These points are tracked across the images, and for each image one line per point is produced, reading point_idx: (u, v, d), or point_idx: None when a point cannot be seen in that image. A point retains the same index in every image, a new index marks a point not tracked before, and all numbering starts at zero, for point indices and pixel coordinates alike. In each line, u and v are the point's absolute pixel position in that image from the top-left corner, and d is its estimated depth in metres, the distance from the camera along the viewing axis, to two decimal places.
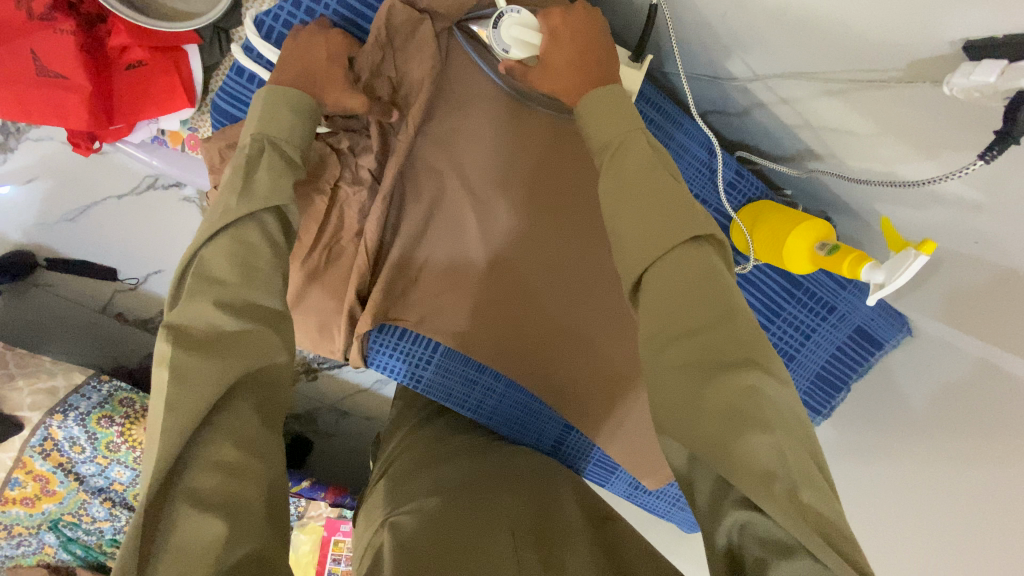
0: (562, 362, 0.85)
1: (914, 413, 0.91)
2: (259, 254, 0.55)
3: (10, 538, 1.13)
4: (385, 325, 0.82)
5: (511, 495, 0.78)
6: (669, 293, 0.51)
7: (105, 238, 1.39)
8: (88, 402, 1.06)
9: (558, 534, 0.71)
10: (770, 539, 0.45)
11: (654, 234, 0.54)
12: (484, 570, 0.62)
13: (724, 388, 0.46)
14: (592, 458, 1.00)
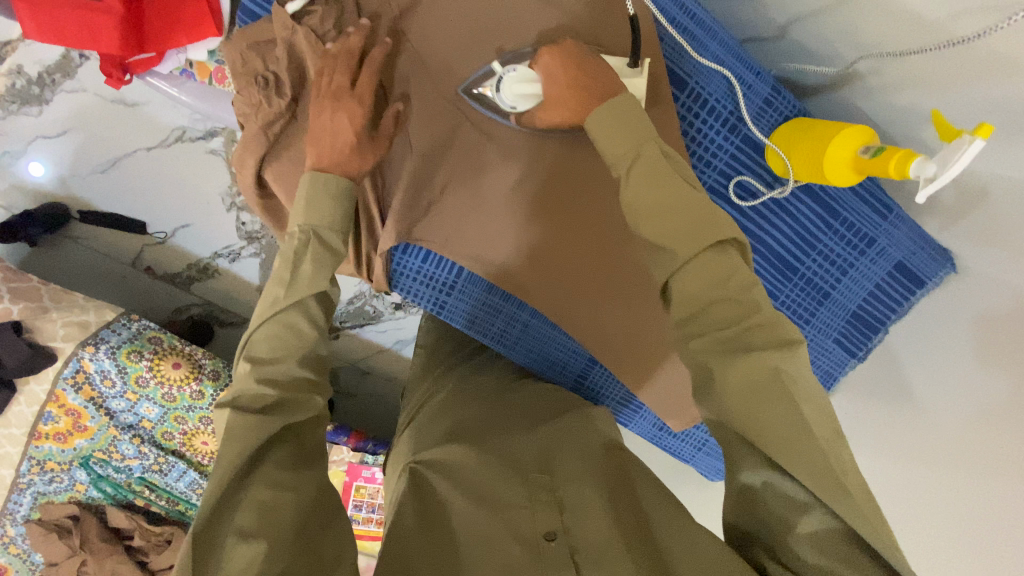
0: (587, 289, 0.83)
1: (951, 369, 0.86)
2: (304, 341, 0.61)
3: (43, 473, 1.17)
4: (409, 244, 0.81)
5: (528, 434, 0.77)
6: (697, 300, 0.55)
7: (136, 191, 1.42)
8: (119, 336, 1.07)
9: (575, 472, 0.69)
10: (791, 499, 0.52)
11: (682, 237, 0.56)
12: (498, 523, 0.63)
13: (747, 365, 0.52)
14: (616, 395, 0.98)
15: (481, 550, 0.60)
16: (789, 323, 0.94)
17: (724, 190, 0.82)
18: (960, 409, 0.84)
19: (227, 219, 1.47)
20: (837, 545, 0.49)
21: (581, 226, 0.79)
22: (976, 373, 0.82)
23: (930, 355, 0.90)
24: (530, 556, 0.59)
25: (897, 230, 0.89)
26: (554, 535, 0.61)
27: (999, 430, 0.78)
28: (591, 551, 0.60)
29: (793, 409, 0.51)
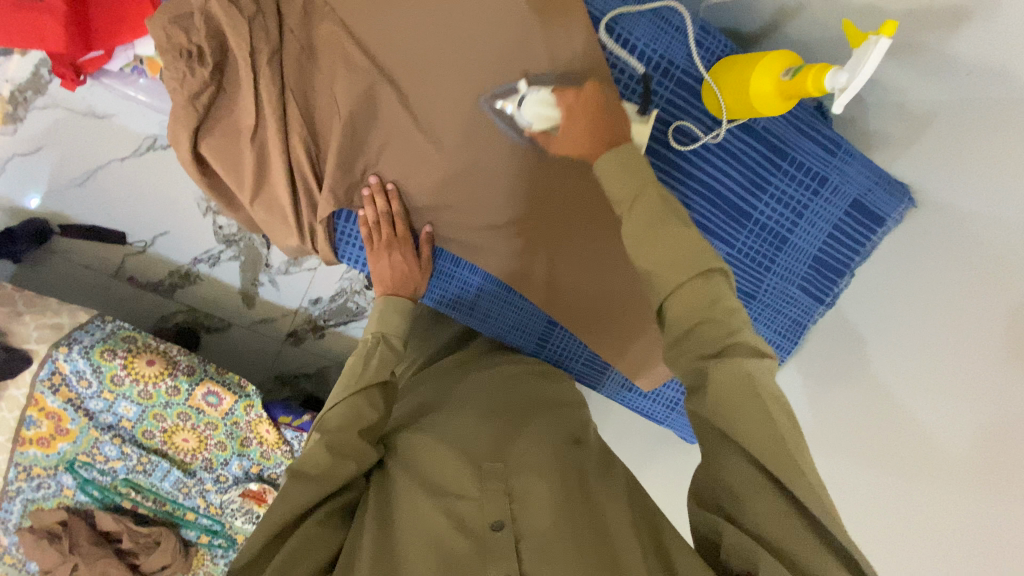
0: (535, 247, 0.84)
1: (915, 335, 0.83)
2: (365, 416, 0.72)
3: (30, 479, 1.18)
4: (347, 210, 0.81)
5: (485, 422, 0.78)
6: (686, 321, 0.56)
7: (112, 201, 1.44)
8: (92, 336, 1.09)
9: (526, 461, 0.70)
10: (752, 489, 0.52)
11: (670, 266, 0.57)
12: (447, 513, 0.65)
13: (730, 374, 0.53)
14: (581, 358, 0.97)
15: (421, 545, 0.62)
16: (749, 270, 0.93)
17: (663, 136, 0.82)
18: (922, 382, 0.80)
19: (204, 224, 1.49)
20: (790, 528, 0.50)
21: (521, 182, 0.78)
22: (939, 347, 0.78)
23: (894, 321, 0.87)
24: (473, 548, 0.62)
25: (848, 167, 0.88)
26: (500, 525, 0.63)
27: (959, 402, 0.74)
28: (536, 539, 0.62)
29: (766, 410, 0.52)
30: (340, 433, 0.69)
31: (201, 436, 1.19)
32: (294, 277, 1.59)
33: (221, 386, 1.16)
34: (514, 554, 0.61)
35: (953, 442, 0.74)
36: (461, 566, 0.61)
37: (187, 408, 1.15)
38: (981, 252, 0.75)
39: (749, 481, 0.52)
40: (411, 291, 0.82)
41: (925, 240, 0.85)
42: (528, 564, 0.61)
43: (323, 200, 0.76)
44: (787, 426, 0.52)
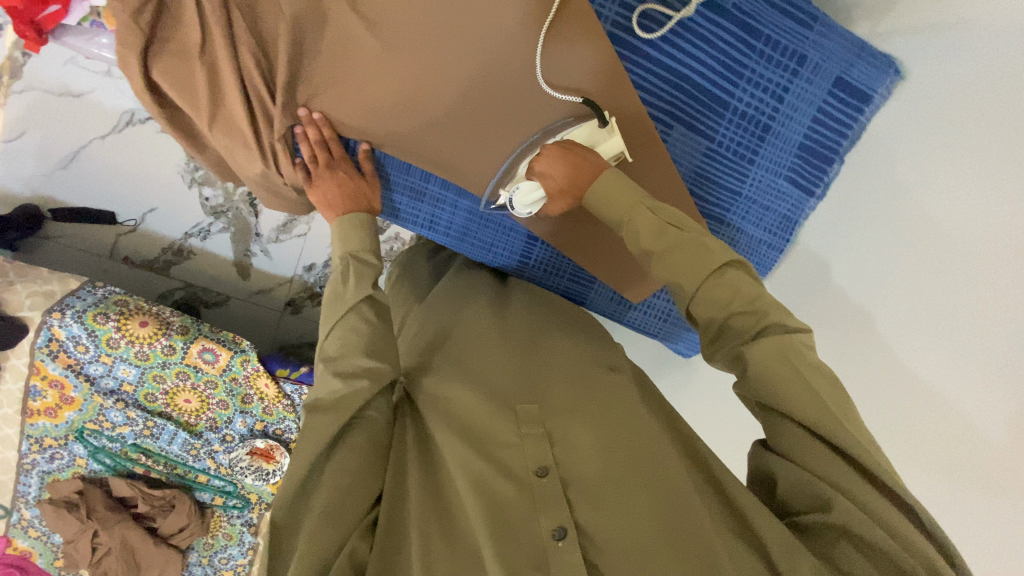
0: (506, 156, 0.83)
1: (909, 283, 0.82)
2: (362, 336, 0.73)
3: (43, 451, 1.20)
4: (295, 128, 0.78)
5: (509, 359, 0.79)
6: (715, 318, 0.65)
7: (100, 182, 1.45)
8: (84, 301, 1.10)
9: (558, 403, 0.74)
10: (804, 448, 0.61)
11: (690, 266, 0.66)
12: (492, 458, 0.68)
13: (762, 353, 0.62)
14: (567, 272, 0.98)
15: (467, 486, 0.65)
16: (733, 164, 0.90)
17: (629, 22, 0.78)
18: (919, 335, 0.80)
19: (190, 196, 1.50)
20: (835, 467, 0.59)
21: (482, 79, 0.76)
22: (939, 301, 0.78)
23: (883, 273, 0.86)
24: (520, 491, 0.65)
25: (829, 42, 0.84)
26: (545, 471, 0.67)
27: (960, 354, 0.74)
28: (585, 484, 0.66)
29: (799, 376, 0.60)
30: (344, 359, 0.71)
31: (202, 396, 1.20)
32: (286, 244, 1.59)
33: (216, 343, 1.17)
34: (563, 502, 0.64)
35: (966, 407, 0.73)
36: (511, 506, 0.64)
37: (185, 366, 1.16)
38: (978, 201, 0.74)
39: (798, 442, 0.61)
40: (366, 204, 0.82)
41: (905, 181, 0.84)
42: (582, 515, 0.64)
43: (277, 113, 0.74)
44: (829, 392, 0.60)
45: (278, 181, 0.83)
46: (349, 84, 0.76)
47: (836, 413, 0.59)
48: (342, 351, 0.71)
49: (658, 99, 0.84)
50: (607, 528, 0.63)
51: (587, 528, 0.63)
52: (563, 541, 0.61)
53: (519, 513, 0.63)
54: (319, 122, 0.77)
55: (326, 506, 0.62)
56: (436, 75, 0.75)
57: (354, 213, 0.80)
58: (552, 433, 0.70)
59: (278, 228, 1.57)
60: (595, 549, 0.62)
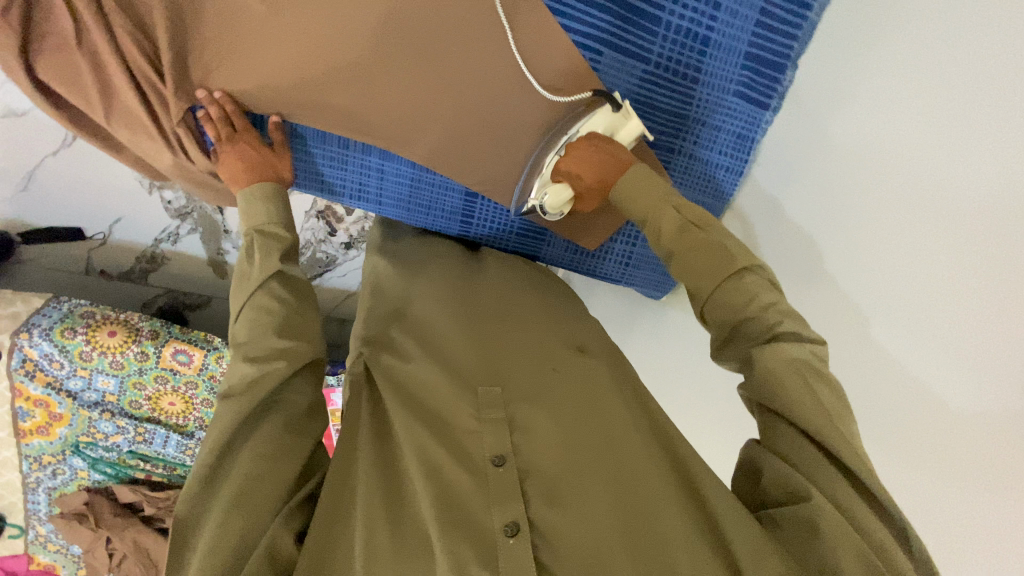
0: (430, 112, 0.78)
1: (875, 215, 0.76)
2: (273, 315, 0.70)
3: (44, 468, 1.23)
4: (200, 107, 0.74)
5: (474, 338, 0.76)
6: (730, 319, 0.66)
7: (62, 199, 1.42)
8: (50, 319, 1.11)
9: (526, 389, 0.70)
10: (805, 457, 0.59)
11: (703, 271, 0.67)
12: (449, 448, 0.64)
13: (773, 357, 0.62)
14: (512, 227, 0.93)
15: (420, 477, 0.62)
16: (674, 87, 0.84)
17: None
18: (879, 274, 0.75)
19: (152, 201, 1.46)
20: (829, 477, 0.57)
21: (384, 29, 0.70)
22: (904, 239, 0.72)
23: (843, 206, 0.80)
24: (474, 481, 0.61)
25: None
26: (502, 460, 0.62)
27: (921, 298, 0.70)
28: (543, 478, 0.62)
29: (808, 387, 0.59)
30: (254, 341, 0.68)
31: (185, 397, 1.21)
32: None
33: (187, 343, 1.17)
34: (518, 493, 0.60)
35: (909, 356, 0.71)
36: (465, 500, 0.60)
37: (161, 370, 1.17)
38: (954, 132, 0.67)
39: (796, 448, 0.60)
40: (275, 176, 0.77)
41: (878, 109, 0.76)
42: (536, 511, 0.60)
43: (171, 95, 0.70)
44: (834, 402, 0.59)
45: (193, 171, 0.80)
46: (244, 55, 0.71)
47: (840, 424, 0.58)
48: (252, 333, 0.68)
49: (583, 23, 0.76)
50: (563, 522, 0.59)
51: (542, 522, 0.59)
52: (514, 538, 0.57)
53: (472, 505, 0.60)
54: (222, 100, 0.73)
55: (238, 490, 0.61)
56: (332, 32, 0.70)
57: (264, 186, 0.75)
58: (514, 420, 0.66)
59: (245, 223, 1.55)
60: (548, 547, 0.58)
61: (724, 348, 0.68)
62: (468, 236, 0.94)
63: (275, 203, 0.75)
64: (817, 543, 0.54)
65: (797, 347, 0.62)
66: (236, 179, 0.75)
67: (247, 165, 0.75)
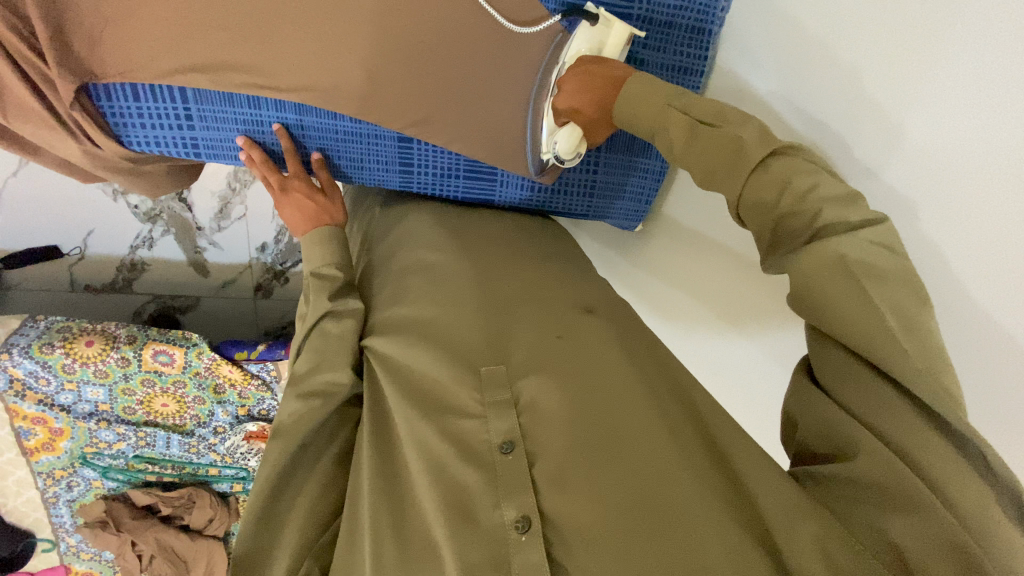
0: (351, 58, 0.70)
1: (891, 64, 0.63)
2: (331, 352, 0.65)
3: (59, 482, 1.26)
4: (100, 86, 0.70)
5: (468, 308, 0.67)
6: (766, 211, 0.53)
7: (31, 218, 1.40)
8: (28, 336, 1.10)
9: (532, 359, 0.61)
10: (872, 394, 0.47)
11: (724, 164, 0.55)
12: (447, 440, 0.55)
13: (817, 258, 0.49)
14: (460, 170, 0.86)
15: (424, 477, 0.54)
16: None
17: None
18: (910, 160, 0.62)
19: (119, 209, 1.44)
20: (907, 424, 0.45)
21: None
22: (926, 97, 0.60)
23: (845, 67, 0.68)
24: (483, 476, 0.53)
25: None
26: (511, 446, 0.54)
27: (942, 164, 0.59)
28: (553, 462, 0.52)
29: (863, 291, 0.47)
30: (307, 376, 0.63)
31: (178, 397, 1.22)
32: (230, 230, 1.54)
33: (166, 343, 1.17)
34: (529, 486, 0.52)
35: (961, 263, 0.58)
36: (472, 498, 0.52)
37: (147, 373, 1.17)
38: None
39: (849, 371, 0.48)
40: (328, 217, 0.77)
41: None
42: (547, 499, 0.51)
43: (56, 75, 0.64)
44: (906, 304, 0.46)
45: (108, 159, 0.77)
46: (132, 21, 0.64)
47: (914, 344, 0.45)
48: (313, 369, 0.64)
49: None
50: (579, 515, 0.49)
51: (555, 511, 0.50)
52: (526, 535, 0.49)
53: (479, 504, 0.52)
54: (280, 134, 0.77)
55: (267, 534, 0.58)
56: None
57: (316, 232, 0.74)
58: (521, 399, 0.57)
59: (216, 217, 1.51)
60: (562, 543, 0.49)
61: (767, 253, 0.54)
62: (411, 187, 0.87)
63: (332, 243, 0.74)
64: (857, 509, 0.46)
65: (850, 240, 0.49)
66: (292, 227, 0.78)
67: (299, 212, 0.76)
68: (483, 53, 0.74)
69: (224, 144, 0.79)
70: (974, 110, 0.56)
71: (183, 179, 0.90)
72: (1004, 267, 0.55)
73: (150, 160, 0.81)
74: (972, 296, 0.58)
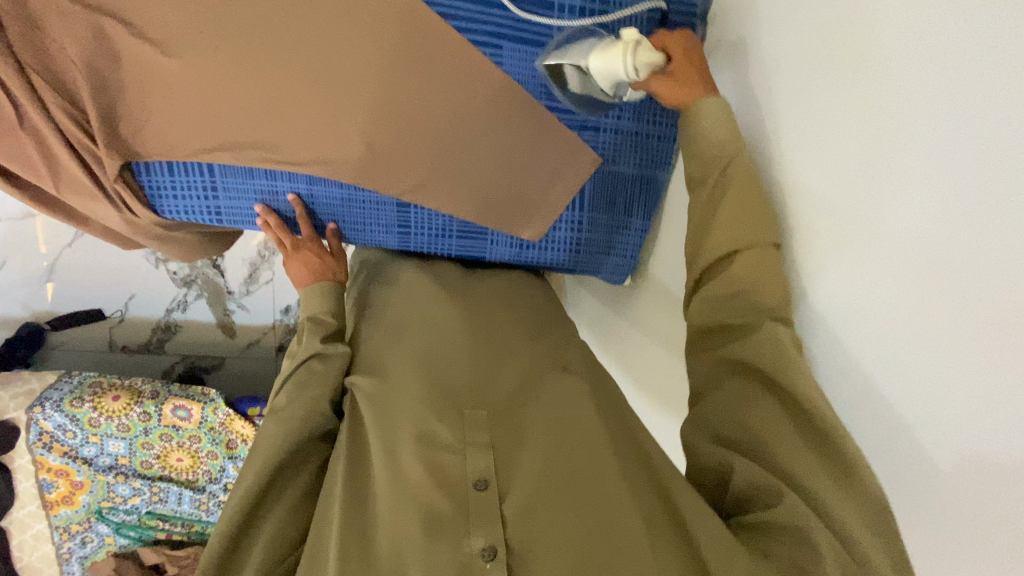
0: (355, 137, 0.79)
1: (831, 168, 0.60)
2: (314, 390, 0.69)
3: (74, 537, 1.29)
4: (143, 164, 0.82)
5: (455, 356, 0.71)
6: (749, 280, 0.62)
7: (82, 284, 1.54)
8: (61, 391, 1.19)
9: (504, 405, 0.64)
10: (794, 441, 0.55)
11: (736, 222, 0.64)
12: (419, 474, 0.57)
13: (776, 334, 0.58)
14: (453, 230, 0.92)
15: (404, 505, 0.55)
16: None
17: None
18: (827, 232, 0.61)
19: (159, 275, 1.57)
20: (813, 465, 0.54)
21: (289, 67, 0.75)
22: (865, 198, 0.56)
23: (774, 132, 0.68)
24: (455, 506, 0.54)
25: None
26: (485, 483, 0.56)
27: (870, 255, 0.56)
28: (525, 499, 0.54)
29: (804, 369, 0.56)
30: (289, 406, 0.67)
31: (192, 452, 1.26)
32: (257, 293, 1.64)
33: (185, 399, 1.24)
34: (499, 517, 0.53)
35: (872, 345, 0.55)
36: (445, 527, 0.53)
37: (165, 427, 1.23)
38: (906, 52, 0.51)
39: (775, 424, 0.57)
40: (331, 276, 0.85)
41: (818, 43, 0.61)
42: (515, 532, 0.52)
43: (105, 155, 0.75)
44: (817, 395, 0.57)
45: (144, 226, 0.87)
46: (171, 111, 0.76)
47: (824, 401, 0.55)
48: (293, 399, 0.68)
49: (472, 27, 0.77)
50: (547, 547, 0.51)
51: (522, 543, 0.52)
52: (491, 562, 0.50)
53: (454, 533, 0.53)
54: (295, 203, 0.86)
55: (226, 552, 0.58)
56: (247, 80, 0.75)
57: (318, 286, 0.82)
58: (500, 440, 0.60)
59: (245, 281, 1.62)
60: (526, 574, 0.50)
61: (730, 311, 0.63)
62: (409, 247, 0.94)
63: (329, 297, 0.81)
64: (775, 543, 0.51)
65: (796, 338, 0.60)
66: (296, 282, 0.86)
67: (305, 269, 0.85)
68: (471, 128, 0.83)
69: (244, 210, 0.88)
70: (872, 190, 0.55)
71: (215, 251, 1.00)
72: (903, 344, 0.52)
73: (181, 229, 0.91)
74: (874, 372, 0.55)
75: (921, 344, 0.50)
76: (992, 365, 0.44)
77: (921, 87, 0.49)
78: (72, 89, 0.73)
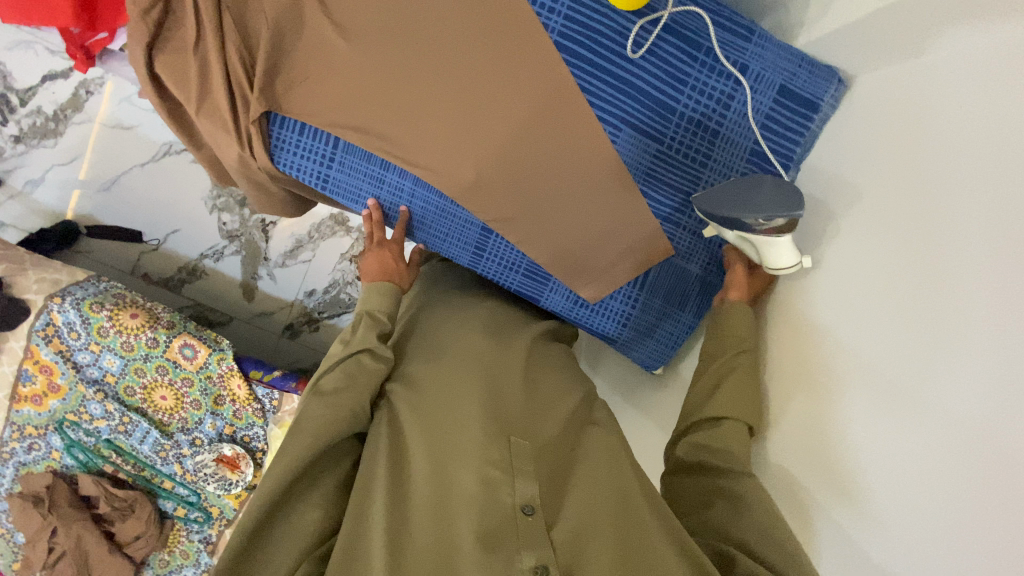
0: (469, 158, 0.87)
1: (876, 337, 0.68)
2: (360, 383, 0.72)
3: (22, 440, 1.24)
4: (281, 117, 0.89)
5: (503, 384, 0.76)
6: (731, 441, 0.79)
7: (134, 202, 1.58)
8: (85, 291, 1.20)
9: (536, 445, 0.70)
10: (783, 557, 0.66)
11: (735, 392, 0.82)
12: (468, 485, 0.63)
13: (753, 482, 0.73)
14: (520, 268, 0.98)
15: (465, 508, 0.61)
16: (686, 168, 0.91)
17: (574, 32, 0.82)
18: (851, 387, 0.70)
19: (210, 220, 1.62)
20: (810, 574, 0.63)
21: (438, 82, 0.83)
22: (908, 379, 0.62)
23: (821, 288, 0.79)
24: (506, 525, 0.61)
25: (766, 49, 0.87)
26: (532, 510, 0.62)
27: (887, 421, 0.64)
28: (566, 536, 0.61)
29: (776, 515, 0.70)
30: (337, 393, 0.70)
31: (177, 393, 1.24)
32: (291, 269, 1.68)
33: (196, 339, 1.23)
34: (547, 542, 0.60)
35: (878, 496, 0.63)
36: (497, 540, 0.59)
37: (164, 360, 1.22)
38: (953, 261, 0.61)
39: (766, 539, 0.68)
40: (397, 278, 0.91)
41: (884, 237, 0.71)
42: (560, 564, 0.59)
43: (253, 98, 0.83)
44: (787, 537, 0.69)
45: (249, 170, 0.93)
46: (323, 83, 0.84)
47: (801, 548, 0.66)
48: (340, 391, 0.71)
49: (603, 103, 0.86)
50: None
51: (566, 568, 0.60)
52: None
53: (506, 549, 0.59)
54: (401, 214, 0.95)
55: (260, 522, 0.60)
56: (398, 80, 0.83)
57: (381, 284, 0.87)
58: (541, 475, 0.66)
59: (285, 254, 1.67)
60: None
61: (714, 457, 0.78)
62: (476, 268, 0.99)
63: (389, 297, 0.86)
64: None
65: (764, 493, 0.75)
66: (364, 272, 0.90)
67: (378, 265, 0.90)
68: (570, 186, 0.90)
69: (347, 186, 0.94)
70: (897, 365, 0.64)
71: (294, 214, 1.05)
72: (909, 503, 0.59)
73: (280, 182, 0.96)
74: (877, 521, 0.63)
75: (925, 506, 0.58)
76: (982, 545, 0.52)
77: (961, 294, 0.59)
78: (251, 37, 0.82)
